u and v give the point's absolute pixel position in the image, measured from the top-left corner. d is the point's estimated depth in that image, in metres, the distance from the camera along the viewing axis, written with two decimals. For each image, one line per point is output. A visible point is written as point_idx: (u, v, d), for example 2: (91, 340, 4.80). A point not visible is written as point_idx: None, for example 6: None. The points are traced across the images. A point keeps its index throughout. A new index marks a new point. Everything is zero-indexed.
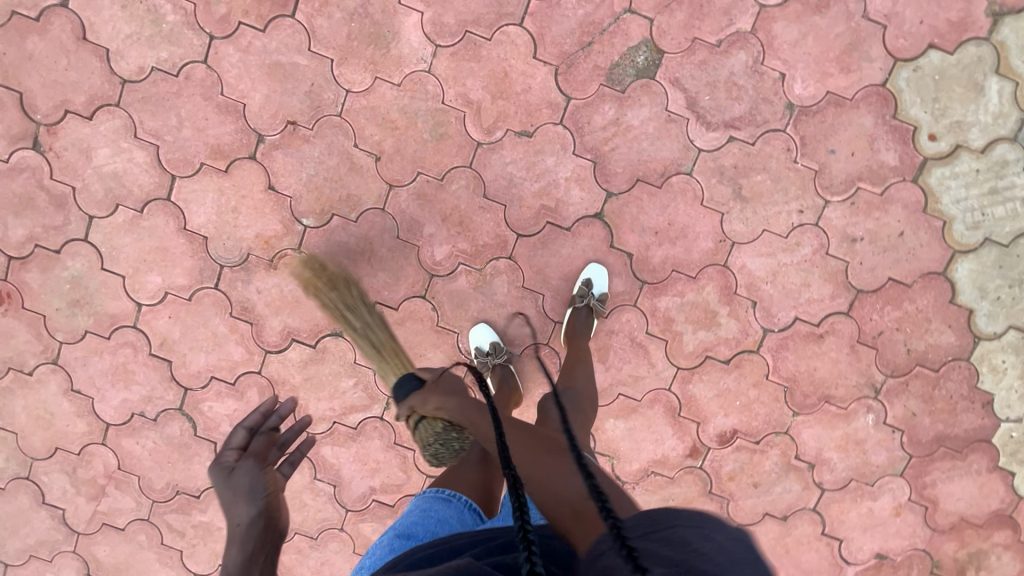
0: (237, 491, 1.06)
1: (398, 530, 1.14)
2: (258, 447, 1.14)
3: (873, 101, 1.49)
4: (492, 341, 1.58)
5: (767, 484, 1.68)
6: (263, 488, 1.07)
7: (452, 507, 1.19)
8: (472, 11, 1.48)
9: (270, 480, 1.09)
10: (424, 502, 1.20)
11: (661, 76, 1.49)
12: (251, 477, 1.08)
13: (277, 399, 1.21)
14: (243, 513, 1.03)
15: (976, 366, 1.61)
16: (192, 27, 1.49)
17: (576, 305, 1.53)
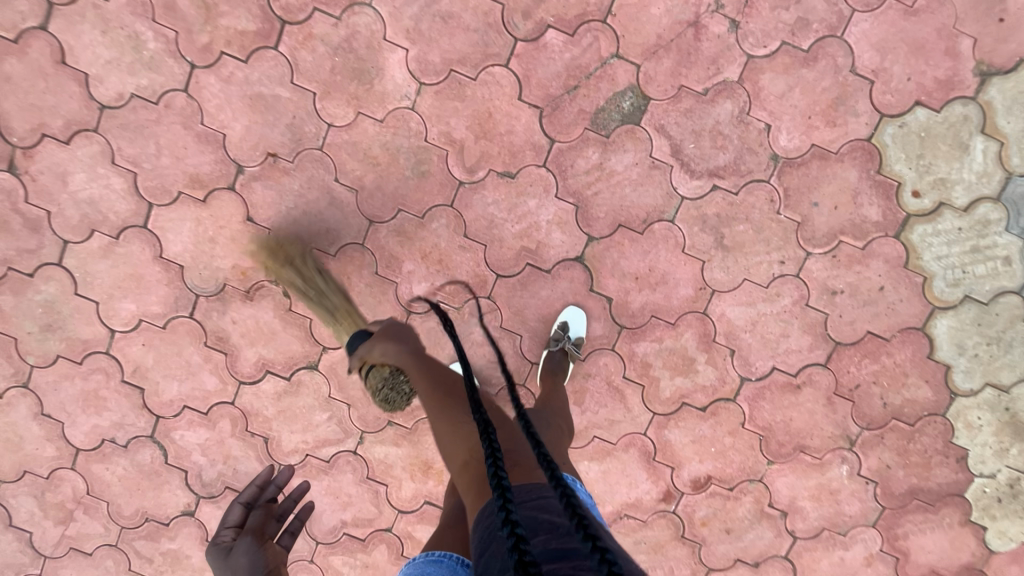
0: (236, 572, 1.00)
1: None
2: (256, 523, 1.09)
3: (858, 156, 1.49)
4: None
5: (740, 531, 1.68)
6: (264, 566, 1.01)
7: (446, 566, 1.08)
8: (457, 51, 1.46)
9: (271, 555, 1.04)
10: (414, 568, 1.08)
11: (646, 123, 1.48)
12: (249, 557, 1.02)
13: (274, 468, 1.16)
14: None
15: (951, 420, 1.62)
16: (173, 55, 1.47)
17: (552, 347, 1.53)
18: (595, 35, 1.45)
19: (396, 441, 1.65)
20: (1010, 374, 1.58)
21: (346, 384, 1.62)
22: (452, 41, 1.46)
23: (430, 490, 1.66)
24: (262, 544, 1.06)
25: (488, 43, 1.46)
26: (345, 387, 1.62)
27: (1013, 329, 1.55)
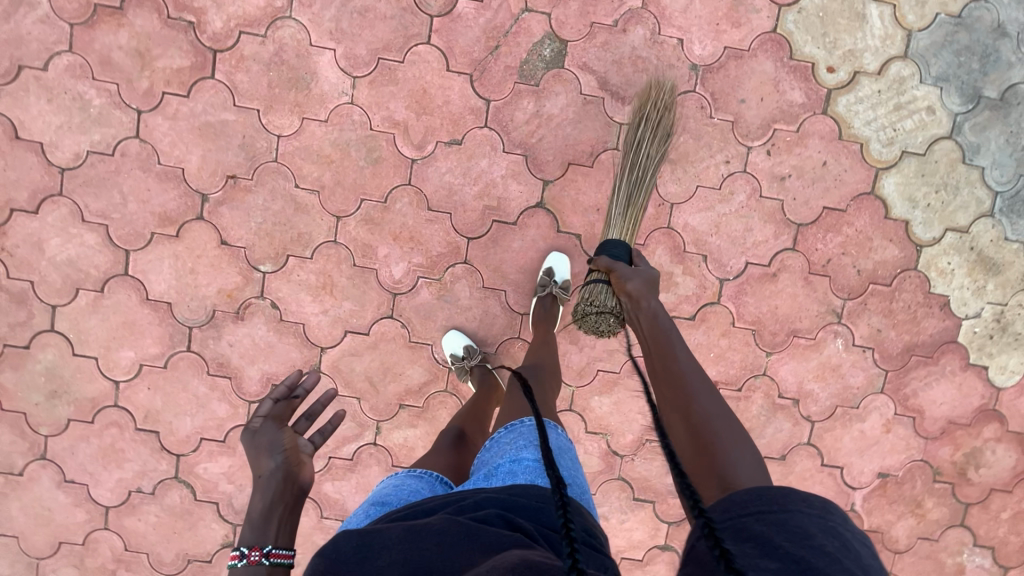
0: (259, 448, 1.14)
1: (373, 500, 1.19)
2: (281, 412, 1.21)
3: (768, 49, 1.59)
4: (465, 345, 1.62)
5: (759, 429, 1.74)
6: (282, 445, 1.14)
7: (426, 481, 1.25)
8: (381, 39, 1.55)
9: (290, 437, 1.16)
10: (397, 480, 1.24)
11: (570, 64, 1.58)
12: (271, 434, 1.16)
13: (303, 371, 1.24)
14: (264, 467, 1.11)
15: (924, 272, 1.69)
16: (119, 106, 1.55)
17: (540, 293, 1.59)
18: None
19: (412, 422, 1.69)
20: (965, 215, 1.67)
21: (350, 378, 1.67)
22: (375, 32, 1.55)
23: None
24: (283, 427, 1.18)
25: (407, 26, 1.55)
26: (350, 382, 1.67)
27: (955, 172, 1.65)
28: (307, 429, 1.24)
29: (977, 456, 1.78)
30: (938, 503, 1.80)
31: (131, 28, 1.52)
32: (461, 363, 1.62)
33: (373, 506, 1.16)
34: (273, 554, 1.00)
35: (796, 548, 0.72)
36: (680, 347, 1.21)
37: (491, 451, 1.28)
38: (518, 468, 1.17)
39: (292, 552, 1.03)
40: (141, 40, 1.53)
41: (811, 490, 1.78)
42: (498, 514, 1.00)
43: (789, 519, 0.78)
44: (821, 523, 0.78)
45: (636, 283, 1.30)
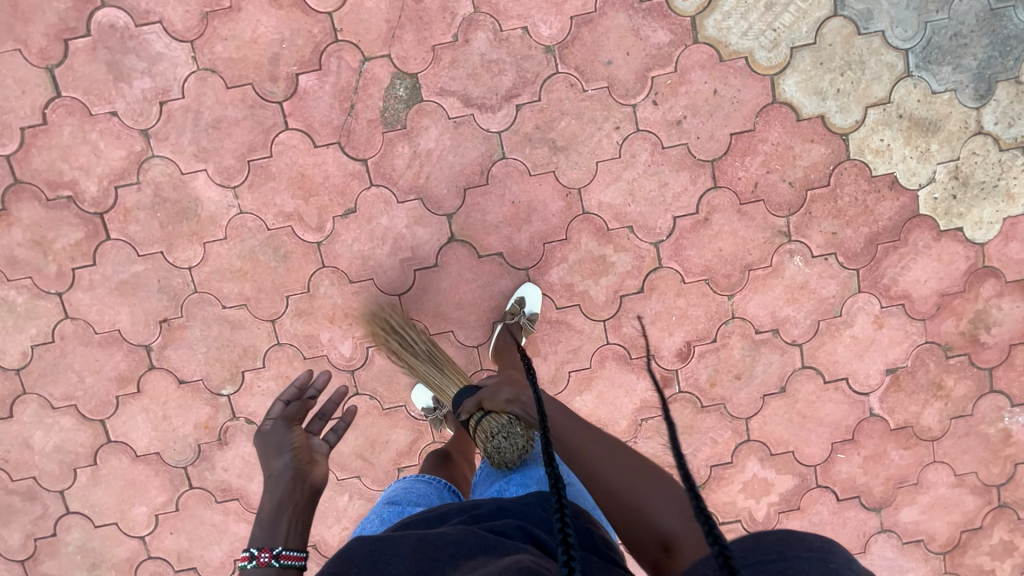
0: (270, 447, 1.21)
1: (385, 500, 1.21)
2: (292, 413, 1.29)
3: (615, 3, 1.53)
4: (435, 396, 1.62)
5: (749, 370, 1.69)
6: (291, 444, 1.20)
7: (435, 486, 1.25)
8: (243, 143, 1.56)
9: (297, 437, 1.23)
10: (406, 484, 1.25)
11: (428, 95, 1.55)
12: (279, 436, 1.23)
13: (310, 374, 1.33)
14: (275, 466, 1.17)
15: (860, 158, 1.59)
16: (41, 295, 1.61)
17: (506, 320, 1.60)
18: (338, 55, 1.53)
19: None
20: (881, 85, 1.56)
21: (344, 461, 1.71)
22: (235, 138, 1.55)
23: None
24: (292, 428, 1.26)
25: (262, 121, 1.55)
26: (345, 464, 1.71)
27: (854, 47, 1.54)
28: (320, 429, 1.31)
29: (984, 318, 1.68)
30: (960, 378, 1.71)
31: (21, 222, 1.57)
32: (434, 414, 1.63)
33: (386, 508, 1.18)
34: (283, 555, 1.01)
35: None
36: (575, 425, 1.07)
37: (497, 462, 1.26)
38: (530, 481, 1.17)
39: (303, 554, 1.05)
40: (34, 230, 1.58)
41: (824, 410, 1.72)
42: (516, 526, 0.94)
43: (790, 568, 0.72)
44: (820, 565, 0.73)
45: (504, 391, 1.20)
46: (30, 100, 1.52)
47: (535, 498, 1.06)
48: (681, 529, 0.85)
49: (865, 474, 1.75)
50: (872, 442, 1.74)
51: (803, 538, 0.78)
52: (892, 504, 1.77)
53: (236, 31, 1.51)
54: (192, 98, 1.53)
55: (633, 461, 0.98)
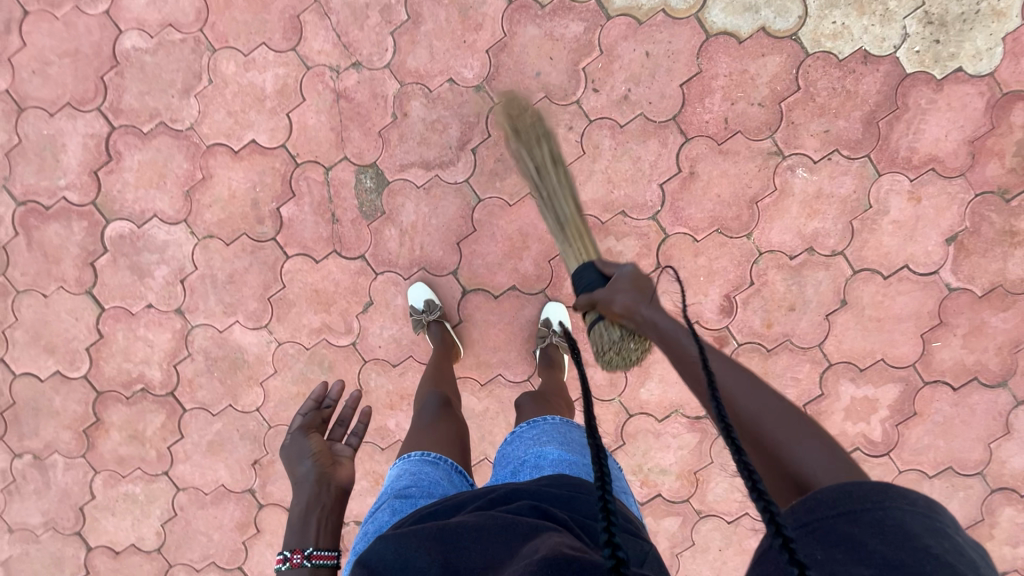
0: (293, 455, 1.25)
1: (392, 491, 1.12)
2: (309, 423, 1.33)
3: (520, 18, 1.55)
4: (427, 299, 1.62)
5: (801, 297, 1.61)
6: (311, 450, 1.24)
7: (442, 469, 1.19)
8: (258, 285, 1.69)
9: (315, 442, 1.27)
10: (414, 466, 1.17)
11: (392, 176, 1.63)
12: (299, 444, 1.27)
13: (326, 385, 1.38)
14: (300, 471, 1.22)
15: (819, 49, 1.52)
16: (153, 479, 1.80)
17: (540, 342, 1.63)
18: (304, 176, 1.64)
19: None
20: None
21: None
22: (249, 284, 1.69)
23: None
24: (309, 435, 1.29)
25: (265, 260, 1.68)
26: None
27: None
28: (341, 435, 1.36)
29: None
30: None
31: (115, 424, 1.78)
32: (421, 315, 1.62)
33: (398, 501, 1.08)
34: (314, 555, 1.06)
35: (895, 555, 0.57)
36: (694, 344, 0.94)
37: (513, 445, 1.25)
38: (547, 462, 1.14)
39: (335, 552, 1.09)
40: (128, 427, 1.78)
41: (897, 305, 1.61)
42: (532, 506, 0.92)
43: (885, 517, 0.61)
44: (930, 524, 0.60)
45: (620, 301, 1.05)
46: (83, 322, 1.73)
47: (551, 480, 1.03)
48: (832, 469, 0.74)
49: (972, 352, 1.61)
50: (964, 318, 1.60)
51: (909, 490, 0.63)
52: (1015, 372, 1.61)
53: (215, 194, 1.65)
54: (204, 265, 1.69)
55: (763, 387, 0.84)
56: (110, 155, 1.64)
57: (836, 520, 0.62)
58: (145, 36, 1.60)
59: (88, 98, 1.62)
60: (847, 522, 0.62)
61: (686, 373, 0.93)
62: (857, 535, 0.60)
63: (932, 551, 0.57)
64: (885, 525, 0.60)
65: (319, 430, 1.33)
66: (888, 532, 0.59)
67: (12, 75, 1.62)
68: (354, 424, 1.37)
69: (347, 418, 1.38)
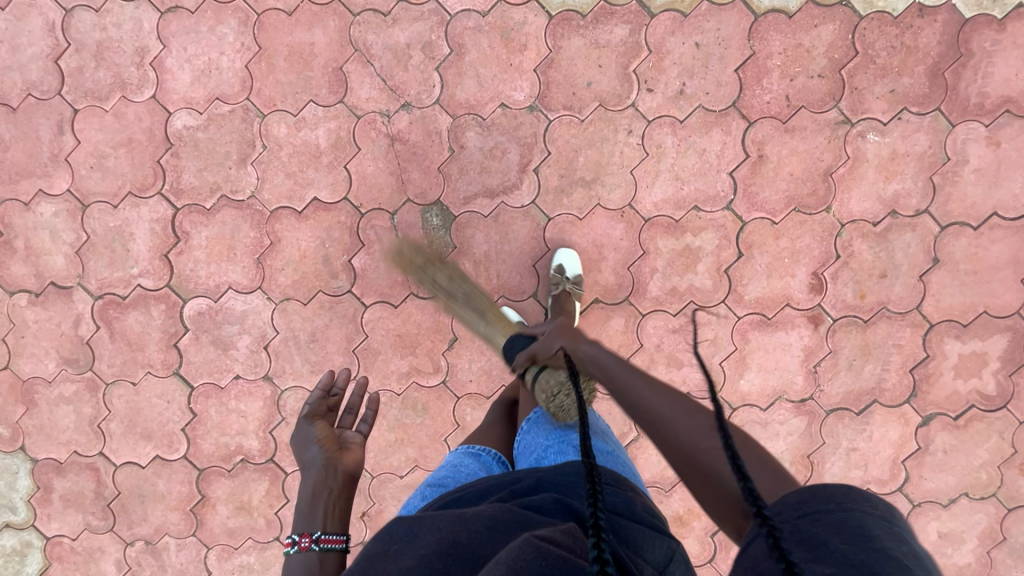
0: (299, 443, 1.21)
1: (430, 483, 1.16)
2: (315, 409, 1.29)
3: (563, 32, 1.54)
4: (517, 320, 1.61)
5: (890, 262, 1.58)
6: (317, 436, 1.20)
7: (483, 460, 1.20)
8: (341, 339, 1.69)
9: (322, 428, 1.23)
10: (455, 458, 1.20)
11: (458, 209, 1.62)
12: (304, 430, 1.23)
13: (330, 373, 1.35)
14: (306, 457, 1.17)
15: (872, 10, 1.49)
16: (265, 547, 1.79)
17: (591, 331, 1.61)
18: (371, 225, 1.64)
19: None
20: None
21: None
22: (332, 339, 1.69)
23: (703, 528, 1.68)
24: (315, 422, 1.25)
25: (345, 314, 1.67)
26: None
27: None
28: (351, 423, 1.32)
29: None
30: None
31: (220, 498, 1.78)
32: None
33: (429, 488, 1.13)
34: (322, 539, 0.99)
35: (856, 552, 0.61)
36: (638, 382, 1.00)
37: (533, 432, 1.22)
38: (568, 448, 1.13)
39: (343, 536, 1.02)
40: (234, 499, 1.78)
41: (992, 254, 1.56)
42: (554, 500, 0.93)
43: (846, 519, 0.66)
44: (888, 527, 0.66)
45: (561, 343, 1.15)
46: (176, 403, 1.74)
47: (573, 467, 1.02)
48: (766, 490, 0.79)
49: None
50: None
51: (868, 495, 0.70)
52: None
53: (286, 256, 1.65)
54: (285, 328, 1.69)
55: (706, 420, 0.90)
56: (178, 236, 1.65)
57: (804, 522, 0.67)
58: (194, 113, 1.60)
59: (149, 183, 1.63)
60: (824, 526, 0.66)
61: (642, 414, 0.96)
62: (836, 544, 0.62)
63: (891, 551, 0.62)
64: (846, 525, 0.65)
65: (325, 417, 1.29)
66: (852, 532, 0.64)
67: (71, 174, 1.64)
68: (364, 411, 1.34)
69: (356, 406, 1.34)
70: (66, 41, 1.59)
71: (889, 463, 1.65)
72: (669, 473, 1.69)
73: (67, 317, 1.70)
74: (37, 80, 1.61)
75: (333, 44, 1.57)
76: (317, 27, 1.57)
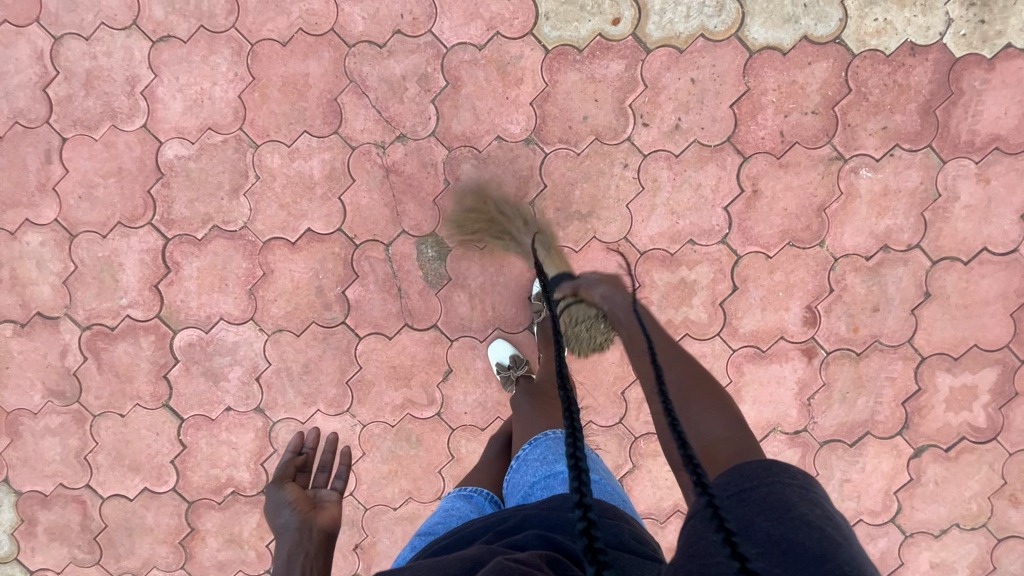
0: (271, 511, 1.19)
1: (421, 531, 1.15)
2: (286, 472, 1.28)
3: (559, 66, 1.54)
4: (511, 354, 1.60)
5: (883, 296, 1.59)
6: (288, 499, 1.18)
7: (474, 502, 1.19)
8: (335, 371, 1.67)
9: (291, 491, 1.21)
10: (447, 502, 1.20)
11: (453, 241, 1.61)
12: (275, 496, 1.21)
13: (299, 436, 1.39)
14: (279, 524, 1.14)
15: (865, 48, 1.50)
16: None
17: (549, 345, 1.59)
18: (365, 256, 1.62)
19: None
20: None
21: None
22: (326, 371, 1.67)
23: None
24: (285, 484, 1.23)
25: (338, 345, 1.66)
26: None
27: None
28: (324, 480, 1.31)
29: None
30: None
31: (210, 531, 1.75)
32: (507, 373, 1.60)
33: (419, 537, 1.12)
34: None
35: (780, 528, 0.60)
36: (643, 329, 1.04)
37: (520, 471, 1.19)
38: (555, 481, 1.10)
39: None
40: (224, 531, 1.75)
41: (982, 289, 1.58)
42: (538, 536, 0.90)
43: (770, 491, 0.65)
44: (805, 494, 0.65)
45: (600, 287, 1.18)
46: (165, 435, 1.71)
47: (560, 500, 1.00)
48: (721, 435, 0.83)
49: None
50: None
51: (785, 466, 0.69)
52: None
53: (278, 287, 1.63)
54: (278, 360, 1.67)
55: (690, 375, 0.94)
56: (169, 267, 1.63)
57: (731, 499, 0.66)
58: (186, 143, 1.58)
59: (139, 213, 1.61)
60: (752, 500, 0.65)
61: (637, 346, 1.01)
62: (757, 520, 0.61)
63: (808, 518, 0.61)
64: (766, 500, 0.64)
65: (296, 479, 1.28)
66: (771, 505, 0.63)
67: (59, 204, 1.61)
68: (337, 468, 1.33)
69: (328, 463, 1.36)
70: (55, 69, 1.57)
71: (882, 494, 1.66)
72: (664, 503, 1.69)
73: (53, 348, 1.67)
74: (24, 108, 1.58)
75: (328, 75, 1.56)
76: (312, 58, 1.56)
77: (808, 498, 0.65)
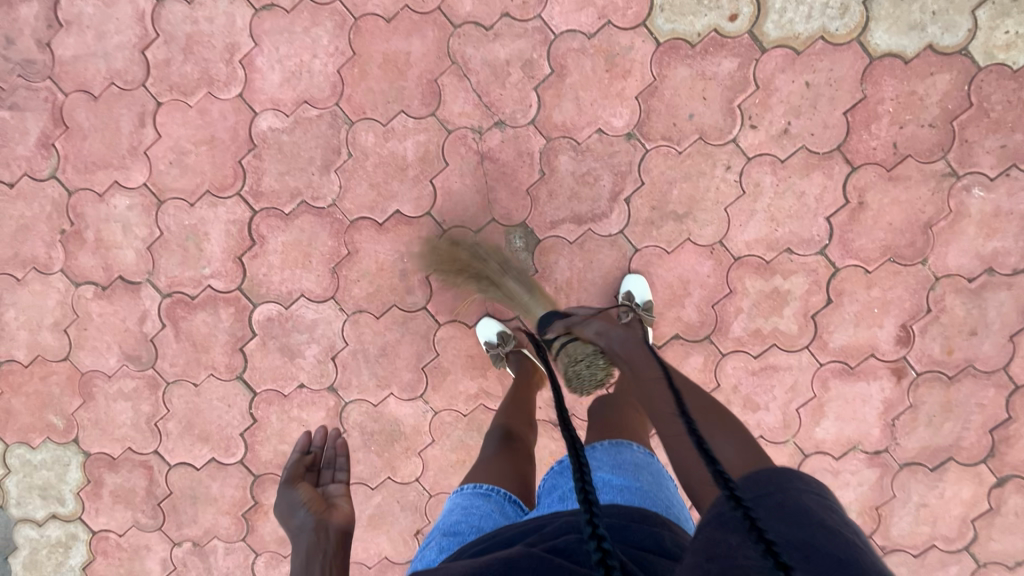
0: (282, 513, 1.11)
1: (444, 528, 1.09)
2: (295, 472, 1.21)
3: (669, 60, 1.49)
4: (499, 330, 1.58)
5: (981, 320, 1.54)
6: (299, 498, 1.11)
7: (495, 501, 1.13)
8: (411, 356, 1.65)
9: (302, 491, 1.14)
10: (464, 499, 1.13)
11: (543, 233, 1.58)
12: (287, 497, 1.14)
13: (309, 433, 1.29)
14: (292, 525, 1.08)
15: (992, 62, 1.44)
16: None
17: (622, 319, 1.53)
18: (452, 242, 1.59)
19: None
20: None
21: None
22: (402, 355, 1.65)
23: None
24: (296, 484, 1.16)
25: (416, 330, 1.64)
26: None
27: None
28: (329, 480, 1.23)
29: None
30: None
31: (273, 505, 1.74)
32: (496, 349, 1.58)
33: (445, 538, 1.06)
34: None
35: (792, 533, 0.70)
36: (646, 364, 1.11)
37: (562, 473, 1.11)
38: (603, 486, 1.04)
39: None
40: None
41: None
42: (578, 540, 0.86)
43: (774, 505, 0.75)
44: (813, 501, 0.77)
45: (592, 326, 1.25)
46: (236, 408, 1.71)
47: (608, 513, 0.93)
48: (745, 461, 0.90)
49: None
50: None
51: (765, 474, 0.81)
52: None
53: (362, 268, 1.61)
54: (355, 341, 1.65)
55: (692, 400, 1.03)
56: (254, 239, 1.61)
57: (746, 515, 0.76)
58: (281, 116, 1.56)
59: (228, 184, 1.59)
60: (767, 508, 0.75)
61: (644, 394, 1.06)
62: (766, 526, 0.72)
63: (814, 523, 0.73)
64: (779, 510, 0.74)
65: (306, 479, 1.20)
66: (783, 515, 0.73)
67: (149, 168, 1.59)
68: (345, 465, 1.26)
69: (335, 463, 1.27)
70: (155, 32, 1.55)
71: (959, 521, 1.62)
72: None
73: (132, 313, 1.67)
74: (122, 69, 1.57)
75: (430, 55, 1.53)
76: (416, 36, 1.53)
77: (798, 498, 0.76)
